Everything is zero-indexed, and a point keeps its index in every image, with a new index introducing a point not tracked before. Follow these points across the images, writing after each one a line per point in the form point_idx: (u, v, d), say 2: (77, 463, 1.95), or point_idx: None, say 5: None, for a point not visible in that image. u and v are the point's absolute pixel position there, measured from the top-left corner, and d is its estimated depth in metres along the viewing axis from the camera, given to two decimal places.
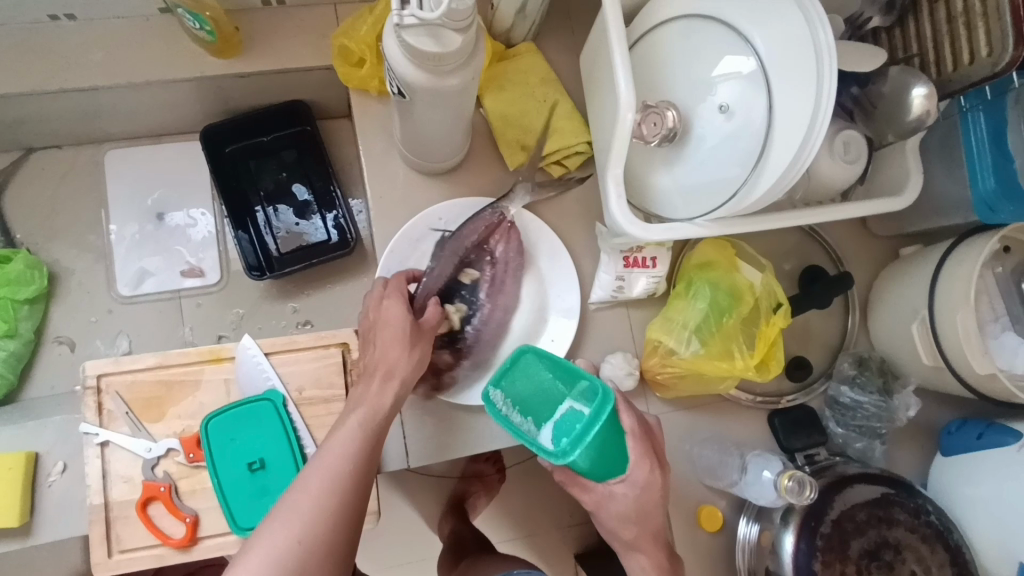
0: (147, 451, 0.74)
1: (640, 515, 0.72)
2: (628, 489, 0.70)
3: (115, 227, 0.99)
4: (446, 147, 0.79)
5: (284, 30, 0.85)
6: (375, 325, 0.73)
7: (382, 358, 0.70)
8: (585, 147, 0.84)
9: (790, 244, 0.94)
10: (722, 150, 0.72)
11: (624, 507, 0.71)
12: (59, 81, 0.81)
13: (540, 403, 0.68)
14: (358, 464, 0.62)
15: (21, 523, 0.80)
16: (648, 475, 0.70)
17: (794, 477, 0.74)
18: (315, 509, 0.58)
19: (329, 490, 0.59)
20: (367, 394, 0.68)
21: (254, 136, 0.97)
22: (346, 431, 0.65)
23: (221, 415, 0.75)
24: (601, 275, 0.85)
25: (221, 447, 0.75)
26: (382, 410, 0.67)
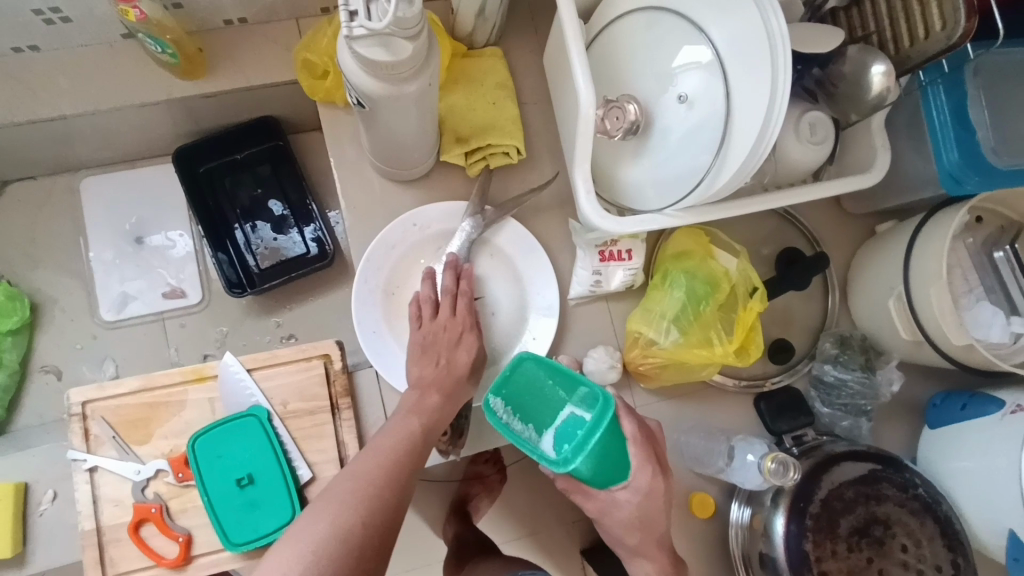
0: (137, 473, 0.74)
1: (643, 521, 0.73)
2: (630, 496, 0.70)
3: (94, 253, 0.97)
4: (416, 153, 0.80)
5: (248, 49, 0.86)
6: (447, 339, 0.78)
7: (443, 382, 0.75)
8: (512, 151, 0.85)
9: (767, 229, 0.95)
10: (687, 141, 0.73)
11: (629, 515, 0.72)
12: (27, 112, 0.82)
13: (541, 410, 0.67)
14: (411, 459, 0.67)
15: (15, 553, 0.80)
16: (650, 480, 0.70)
17: (777, 458, 0.74)
18: (373, 499, 0.61)
19: (378, 485, 0.63)
20: (425, 405, 0.73)
21: (228, 154, 0.97)
22: (401, 430, 0.69)
23: (208, 433, 0.75)
24: (579, 271, 0.86)
25: (208, 463, 0.75)
26: (428, 415, 0.72)
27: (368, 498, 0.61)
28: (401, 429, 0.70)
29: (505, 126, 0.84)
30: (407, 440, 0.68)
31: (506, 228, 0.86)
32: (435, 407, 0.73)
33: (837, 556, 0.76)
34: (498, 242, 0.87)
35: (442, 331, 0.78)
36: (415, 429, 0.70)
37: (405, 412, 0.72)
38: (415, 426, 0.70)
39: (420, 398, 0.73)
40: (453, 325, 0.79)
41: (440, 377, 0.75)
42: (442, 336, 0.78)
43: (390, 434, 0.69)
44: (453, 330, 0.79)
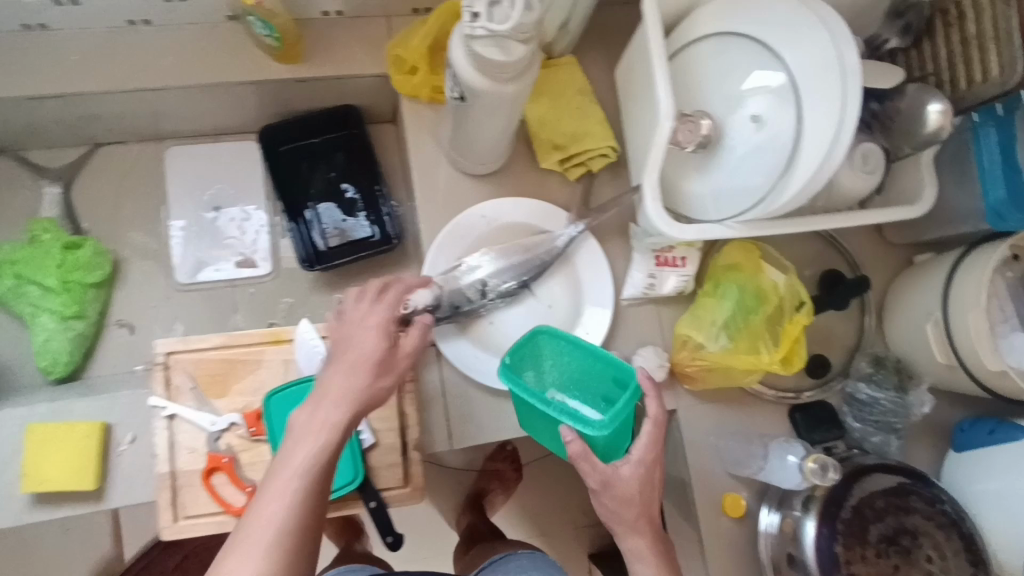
0: (212, 426, 0.79)
1: (638, 497, 0.74)
2: (633, 469, 0.74)
3: (177, 222, 1.00)
4: (491, 153, 0.86)
5: (342, 39, 0.92)
6: (366, 364, 0.63)
7: (336, 385, 0.62)
8: (609, 151, 0.91)
9: (812, 251, 1.00)
10: (752, 157, 0.78)
11: (630, 490, 0.73)
12: (137, 79, 0.87)
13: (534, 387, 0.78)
14: (324, 488, 0.59)
15: (95, 487, 0.78)
16: (653, 456, 0.75)
17: (818, 460, 0.83)
18: (292, 547, 0.55)
19: (305, 520, 0.57)
20: (309, 421, 0.60)
21: (307, 138, 1.03)
22: (298, 460, 0.58)
23: (282, 394, 0.79)
24: (634, 273, 0.91)
25: (282, 421, 0.79)
26: (328, 425, 0.60)
27: (294, 542, 0.56)
28: (303, 456, 0.59)
29: (597, 131, 0.91)
30: (318, 466, 0.58)
31: (583, 242, 0.92)
32: (322, 424, 0.60)
33: (866, 560, 0.80)
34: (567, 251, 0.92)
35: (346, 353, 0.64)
36: (322, 460, 0.59)
37: (302, 435, 0.59)
38: (316, 454, 0.59)
39: (308, 412, 0.61)
40: (369, 348, 0.64)
41: (341, 395, 0.61)
42: (352, 357, 0.63)
43: (293, 464, 0.58)
44: (365, 352, 0.63)
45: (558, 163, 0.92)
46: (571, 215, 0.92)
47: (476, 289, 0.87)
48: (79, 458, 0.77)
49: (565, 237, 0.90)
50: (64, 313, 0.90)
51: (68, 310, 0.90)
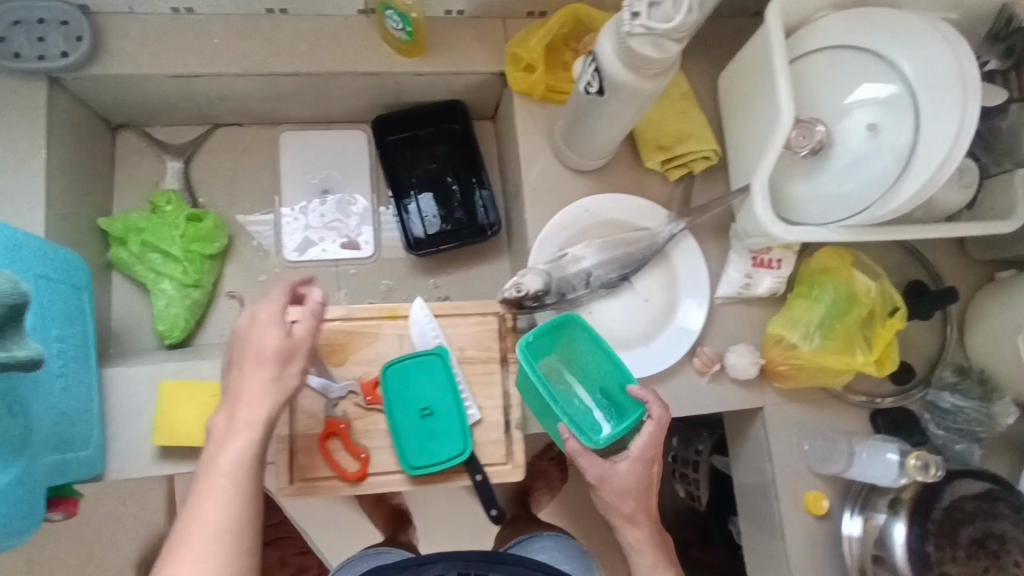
0: (331, 390, 0.83)
1: (636, 491, 0.81)
2: (632, 463, 0.79)
3: (289, 209, 1.05)
4: (601, 149, 0.89)
5: (462, 37, 0.97)
6: (273, 358, 0.70)
7: (254, 375, 0.69)
8: (711, 154, 0.95)
9: (894, 261, 1.03)
10: (865, 163, 0.81)
11: (628, 483, 0.80)
12: (272, 64, 0.91)
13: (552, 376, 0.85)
14: (244, 481, 0.64)
15: None
16: (650, 455, 0.79)
17: (921, 456, 0.84)
18: (238, 536, 0.61)
19: (246, 513, 0.63)
20: (250, 413, 0.67)
21: (413, 130, 1.08)
22: (227, 458, 0.64)
23: (398, 365, 0.84)
24: (731, 272, 0.94)
25: (398, 392, 0.84)
26: (261, 418, 0.67)
27: (237, 532, 0.62)
28: (238, 451, 0.65)
29: (702, 134, 0.94)
30: (246, 460, 0.65)
31: (682, 241, 0.96)
32: (261, 413, 0.67)
33: (956, 561, 0.82)
34: (668, 251, 0.96)
35: (287, 349, 0.70)
36: (250, 455, 0.65)
37: (238, 428, 0.65)
38: (239, 447, 0.65)
39: (258, 403, 0.68)
40: (286, 343, 0.70)
41: (263, 391, 0.68)
42: (270, 352, 0.69)
43: (222, 457, 0.64)
44: (291, 351, 0.71)
45: (660, 163, 0.96)
46: (671, 213, 0.95)
47: (581, 279, 0.90)
48: (208, 415, 0.81)
49: (666, 233, 0.93)
50: (184, 281, 0.95)
51: (188, 279, 0.95)
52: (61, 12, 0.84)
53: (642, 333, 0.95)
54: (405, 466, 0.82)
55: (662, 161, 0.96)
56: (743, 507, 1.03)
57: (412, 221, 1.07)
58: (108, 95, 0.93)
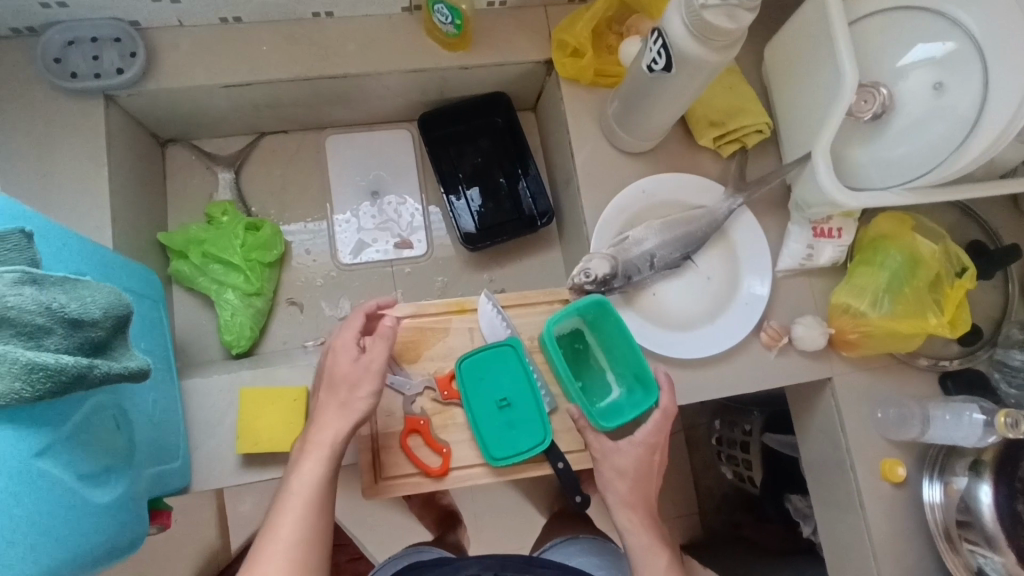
0: (405, 386, 0.83)
1: (636, 472, 0.80)
2: (633, 445, 0.80)
3: (341, 214, 1.05)
4: (657, 127, 0.89)
5: (506, 27, 0.97)
6: (342, 384, 0.71)
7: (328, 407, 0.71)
8: (764, 127, 0.95)
9: (950, 223, 1.02)
10: (932, 122, 0.81)
11: (626, 464, 0.80)
12: (321, 68, 0.92)
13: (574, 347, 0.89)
14: (316, 502, 0.67)
15: None
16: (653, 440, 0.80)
17: (1011, 413, 0.80)
18: (307, 554, 0.64)
19: (316, 532, 0.66)
20: (321, 441, 0.69)
21: (457, 125, 1.08)
22: (305, 478, 0.67)
23: (473, 357, 0.84)
24: (792, 244, 0.94)
25: (475, 385, 0.84)
26: (330, 442, 0.69)
27: (311, 550, 0.65)
28: (312, 474, 0.68)
29: (753, 109, 0.95)
30: (318, 484, 0.67)
31: (740, 217, 0.95)
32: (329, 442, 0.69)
33: None
34: (727, 228, 0.96)
35: (358, 374, 0.71)
36: (324, 478, 0.67)
37: (309, 453, 0.68)
38: (318, 473, 0.68)
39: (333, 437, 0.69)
40: (352, 369, 0.71)
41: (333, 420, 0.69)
42: (338, 377, 0.71)
43: (301, 478, 0.67)
44: (354, 376, 0.71)
45: (712, 140, 0.96)
46: (727, 188, 0.95)
47: (645, 260, 0.91)
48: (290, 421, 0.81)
49: (725, 208, 0.93)
50: (248, 290, 0.95)
51: (250, 288, 0.95)
52: (114, 29, 0.85)
53: (708, 312, 0.94)
54: (488, 456, 0.82)
55: (714, 138, 0.96)
56: (815, 481, 1.03)
57: (462, 216, 1.06)
58: (160, 109, 0.93)
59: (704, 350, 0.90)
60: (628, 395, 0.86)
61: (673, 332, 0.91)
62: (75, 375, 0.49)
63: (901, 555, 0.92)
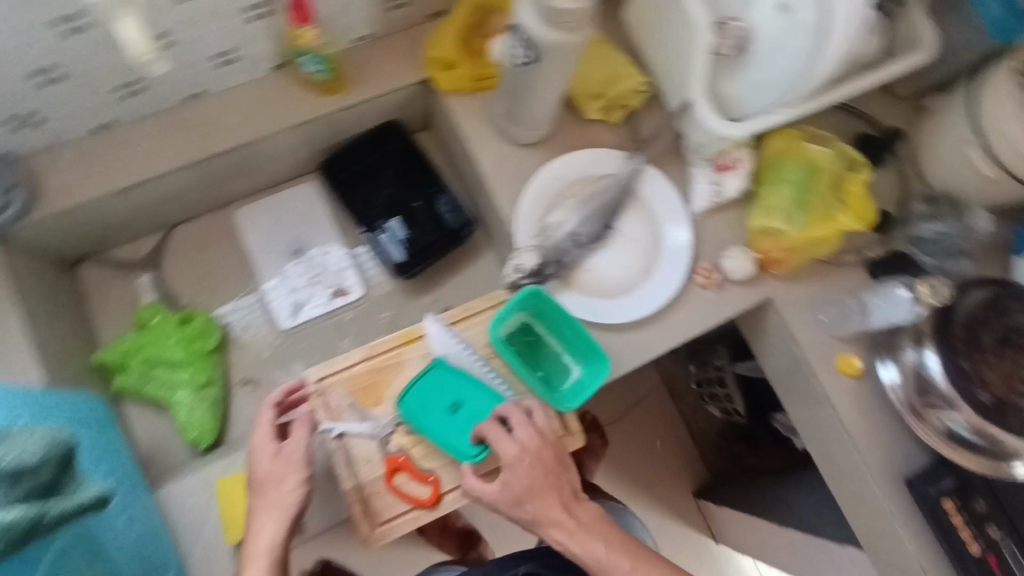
0: (332, 429, 0.83)
1: (530, 491, 0.78)
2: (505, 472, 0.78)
3: (272, 282, 1.05)
4: (542, 115, 0.92)
5: (377, 59, 0.99)
6: (268, 481, 0.77)
7: (263, 503, 0.76)
8: (643, 86, 1.00)
9: (835, 123, 1.10)
10: (784, 44, 0.85)
11: (507, 494, 0.78)
12: (205, 148, 0.91)
13: (525, 341, 0.90)
14: None
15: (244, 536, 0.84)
16: (515, 456, 0.77)
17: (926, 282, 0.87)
18: None
19: None
20: (256, 554, 0.74)
21: (358, 162, 1.09)
22: None
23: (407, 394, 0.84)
24: (698, 186, 0.99)
25: (424, 413, 0.84)
26: (269, 548, 0.75)
27: None
28: None
29: (628, 72, 1.00)
30: None
31: (647, 175, 1.00)
32: (266, 551, 0.74)
33: (989, 364, 0.87)
34: (636, 189, 1.00)
35: (283, 468, 0.77)
36: None
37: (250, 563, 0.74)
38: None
39: (275, 541, 0.75)
40: (276, 464, 0.77)
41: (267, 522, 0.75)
42: (263, 477, 0.77)
43: None
44: (280, 471, 0.77)
45: (598, 112, 1.01)
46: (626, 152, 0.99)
47: (569, 241, 0.94)
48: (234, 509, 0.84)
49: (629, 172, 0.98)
50: (197, 383, 0.95)
51: (200, 380, 0.95)
52: None
53: (641, 270, 0.98)
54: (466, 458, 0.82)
55: (600, 109, 1.01)
56: (786, 395, 1.08)
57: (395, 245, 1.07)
58: (56, 234, 0.91)
59: (651, 306, 0.95)
60: (587, 369, 0.88)
61: (616, 299, 0.95)
62: (26, 527, 0.53)
63: (879, 439, 0.97)
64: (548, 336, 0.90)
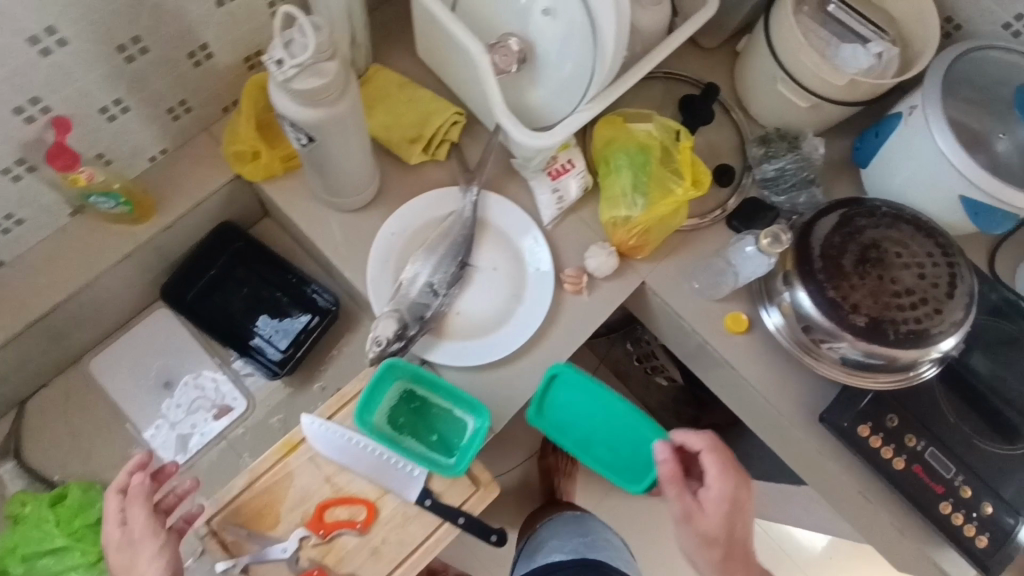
0: (233, 566, 0.78)
1: (725, 537, 0.79)
2: (718, 494, 0.79)
3: (152, 427, 1.00)
4: (362, 178, 0.91)
5: (181, 169, 0.95)
6: (126, 563, 0.71)
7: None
8: (457, 116, 0.98)
9: (658, 93, 1.10)
10: (566, 47, 0.85)
11: (712, 523, 0.78)
12: (21, 319, 0.86)
13: (412, 407, 0.87)
14: None
15: None
16: (732, 486, 0.79)
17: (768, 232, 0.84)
18: None
19: None
20: None
21: (203, 275, 1.04)
22: None
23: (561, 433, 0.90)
24: (541, 197, 0.98)
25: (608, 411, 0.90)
26: None
27: None
28: None
29: (437, 108, 0.98)
30: None
31: (487, 201, 0.99)
32: None
33: (856, 287, 0.88)
34: (480, 219, 0.99)
35: (135, 547, 0.72)
36: None
37: None
38: None
39: None
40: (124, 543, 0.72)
41: None
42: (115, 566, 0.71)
43: None
44: (130, 551, 0.71)
45: (420, 154, 0.98)
46: (461, 185, 0.97)
47: (429, 294, 0.91)
48: None
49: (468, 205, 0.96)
50: (90, 559, 0.89)
51: (93, 554, 0.89)
52: None
53: (511, 297, 0.96)
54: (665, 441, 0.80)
55: (422, 152, 0.98)
56: (695, 367, 1.08)
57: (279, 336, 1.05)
58: None
59: (528, 330, 0.94)
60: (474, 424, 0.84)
61: (493, 335, 0.93)
62: None
63: (788, 385, 0.98)
64: (433, 396, 0.87)
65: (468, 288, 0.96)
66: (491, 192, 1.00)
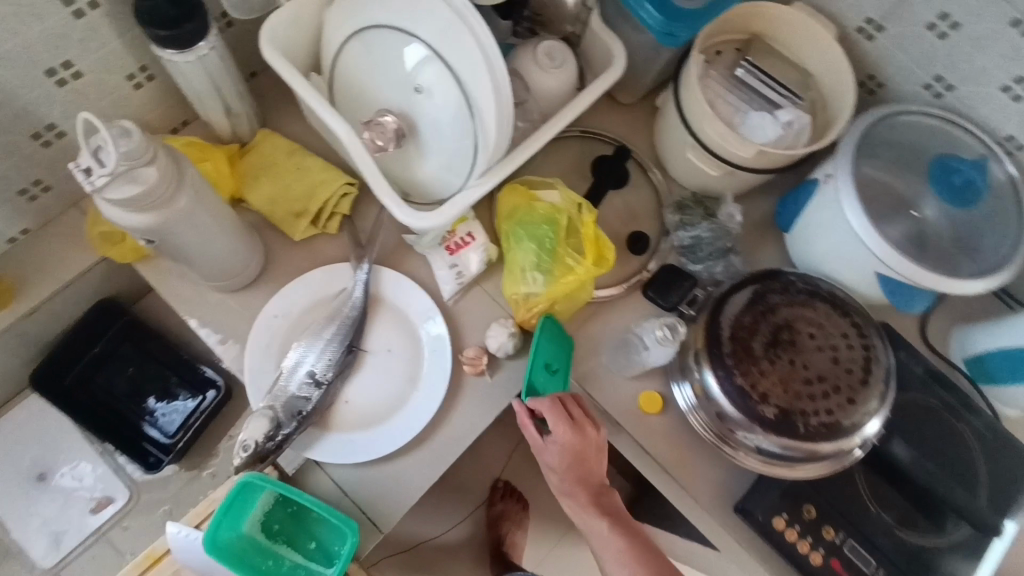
0: None
1: (567, 471, 0.81)
2: (552, 439, 0.80)
3: (20, 526, 1.05)
4: (235, 262, 0.83)
5: (43, 249, 0.88)
6: None
7: None
8: (348, 187, 0.92)
9: (572, 151, 1.04)
10: (446, 124, 0.77)
11: (555, 457, 0.81)
12: None
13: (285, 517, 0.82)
14: None
15: None
16: (565, 432, 0.80)
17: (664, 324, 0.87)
18: None
19: None
20: None
21: (86, 353, 1.01)
22: None
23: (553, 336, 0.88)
24: (439, 273, 0.92)
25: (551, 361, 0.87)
26: None
27: None
28: None
29: (325, 177, 0.91)
30: None
31: (380, 276, 0.92)
32: None
33: (766, 374, 0.82)
34: (372, 297, 0.92)
35: None
36: None
37: None
38: None
39: None
40: None
41: None
42: None
43: None
44: None
45: (308, 228, 0.91)
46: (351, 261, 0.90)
47: (309, 386, 0.85)
48: None
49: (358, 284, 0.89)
50: None
51: None
52: None
53: (406, 382, 0.90)
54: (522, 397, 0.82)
55: (310, 226, 0.91)
56: None
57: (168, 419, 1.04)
58: None
59: (421, 420, 0.87)
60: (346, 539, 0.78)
61: (383, 426, 0.87)
62: None
63: (703, 469, 0.92)
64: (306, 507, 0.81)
65: (358, 372, 0.90)
66: (386, 266, 0.94)
